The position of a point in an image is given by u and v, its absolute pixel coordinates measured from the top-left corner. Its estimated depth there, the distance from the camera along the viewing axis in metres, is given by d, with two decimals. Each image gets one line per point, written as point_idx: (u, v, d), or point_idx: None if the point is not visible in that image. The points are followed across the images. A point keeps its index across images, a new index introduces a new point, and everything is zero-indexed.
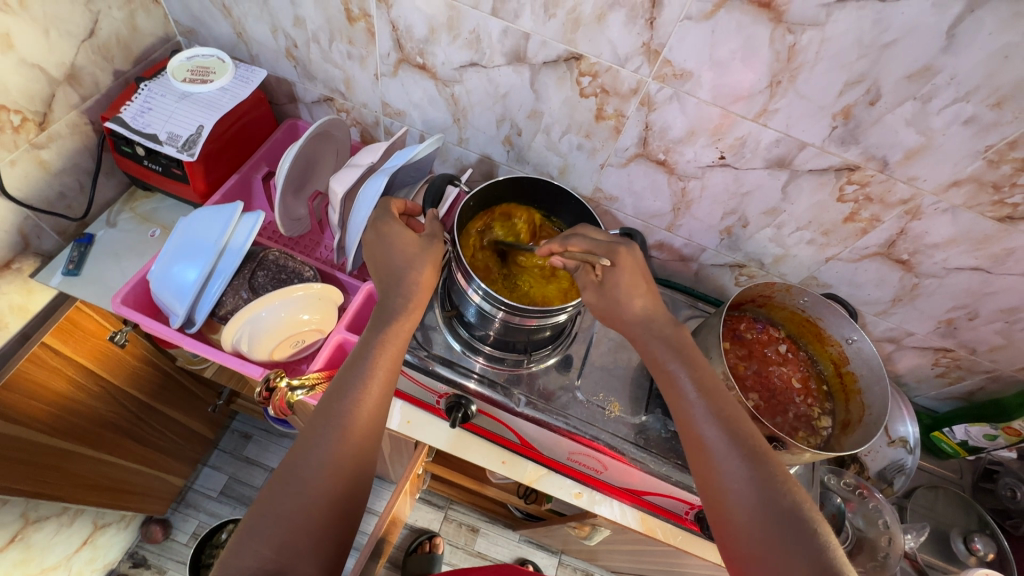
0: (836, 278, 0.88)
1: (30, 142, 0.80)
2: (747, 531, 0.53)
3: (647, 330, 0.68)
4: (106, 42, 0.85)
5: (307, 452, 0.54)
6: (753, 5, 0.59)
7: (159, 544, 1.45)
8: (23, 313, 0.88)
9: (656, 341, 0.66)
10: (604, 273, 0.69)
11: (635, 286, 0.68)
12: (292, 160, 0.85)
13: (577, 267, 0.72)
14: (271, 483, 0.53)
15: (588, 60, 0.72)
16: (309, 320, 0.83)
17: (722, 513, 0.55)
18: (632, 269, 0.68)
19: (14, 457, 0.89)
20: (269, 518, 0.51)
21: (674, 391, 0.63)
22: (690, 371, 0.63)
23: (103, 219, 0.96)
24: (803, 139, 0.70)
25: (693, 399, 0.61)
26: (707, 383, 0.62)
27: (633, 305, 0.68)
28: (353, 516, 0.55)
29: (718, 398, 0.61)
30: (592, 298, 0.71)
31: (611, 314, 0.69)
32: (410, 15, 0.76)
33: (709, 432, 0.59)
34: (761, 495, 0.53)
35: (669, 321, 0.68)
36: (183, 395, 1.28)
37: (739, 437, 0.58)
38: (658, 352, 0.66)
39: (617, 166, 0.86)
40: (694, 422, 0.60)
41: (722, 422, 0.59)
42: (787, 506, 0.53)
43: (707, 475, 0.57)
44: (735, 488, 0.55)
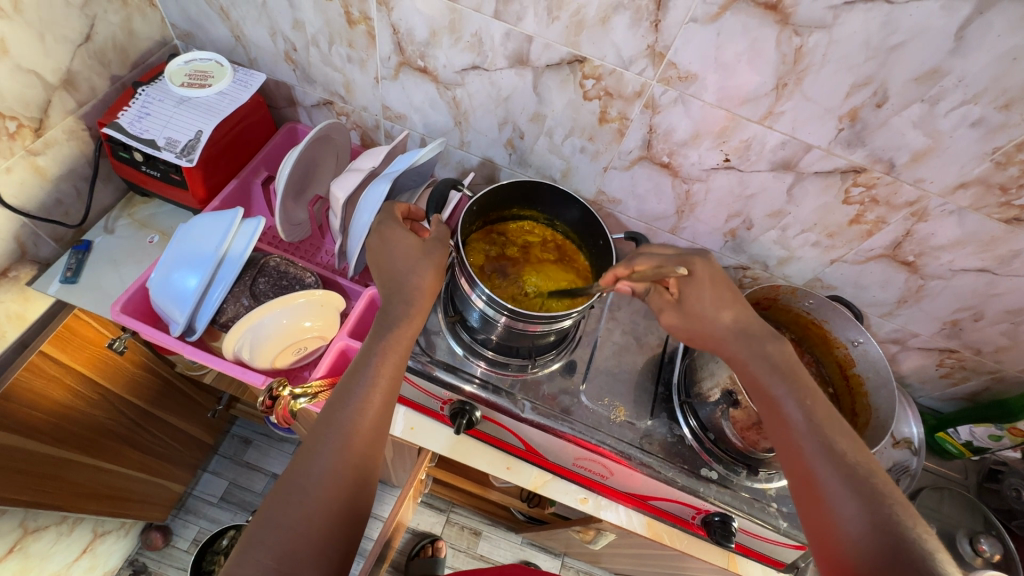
0: (840, 279, 0.88)
1: (26, 148, 0.79)
2: (855, 564, 0.50)
3: (743, 344, 0.68)
4: (102, 46, 0.83)
5: (310, 459, 0.53)
6: (760, 8, 0.59)
7: (159, 550, 1.44)
8: (21, 322, 0.87)
9: (755, 359, 0.66)
10: (679, 290, 0.72)
11: (717, 301, 0.70)
12: (293, 165, 0.85)
13: (650, 289, 0.75)
14: (272, 492, 0.52)
15: (592, 63, 0.71)
16: (312, 327, 0.82)
17: (829, 545, 0.53)
18: (710, 282, 0.70)
19: (14, 467, 0.88)
20: (271, 527, 0.49)
21: (776, 414, 0.62)
22: (794, 394, 0.62)
23: (100, 225, 0.95)
24: (808, 142, 0.69)
25: (796, 424, 0.60)
26: (813, 409, 0.60)
27: (720, 318, 0.70)
28: (357, 526, 0.53)
29: (824, 425, 0.59)
30: (672, 319, 0.73)
31: (696, 333, 0.71)
32: (411, 18, 0.75)
33: (814, 460, 0.57)
34: (871, 529, 0.50)
35: (767, 333, 0.68)
36: (182, 401, 1.27)
37: (848, 467, 0.55)
38: (759, 374, 0.65)
39: (620, 169, 0.85)
40: (797, 448, 0.58)
41: (830, 450, 0.57)
42: (904, 543, 0.49)
43: (814, 505, 0.55)
44: (843, 519, 0.52)
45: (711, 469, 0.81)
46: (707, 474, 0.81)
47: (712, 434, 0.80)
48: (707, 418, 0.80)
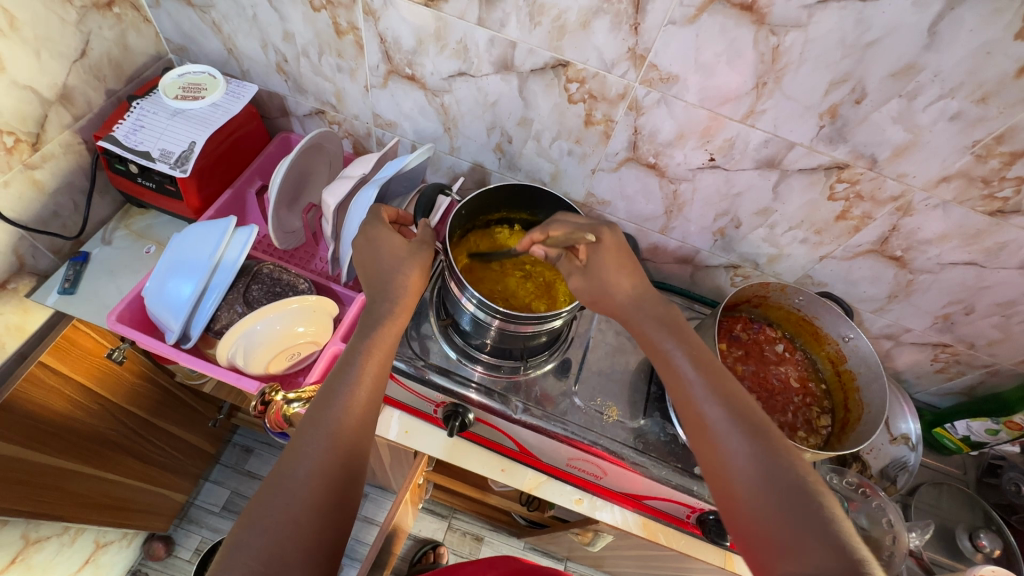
0: (830, 276, 0.88)
1: (24, 162, 0.80)
2: (752, 507, 0.50)
3: (639, 309, 0.67)
4: (98, 61, 0.85)
5: (296, 460, 0.54)
6: (736, 8, 0.60)
7: (162, 560, 1.45)
8: (20, 333, 0.89)
9: (646, 317, 0.66)
10: (587, 256, 0.69)
11: (618, 266, 0.68)
12: (285, 173, 0.86)
13: (559, 256, 0.71)
14: (259, 494, 0.52)
15: (575, 66, 0.72)
16: (305, 333, 0.82)
17: (728, 492, 0.52)
18: (614, 248, 0.68)
19: (16, 478, 0.90)
20: (257, 529, 0.50)
21: (669, 366, 0.61)
22: (683, 347, 0.62)
23: (98, 237, 0.97)
24: (791, 139, 0.70)
25: (690, 375, 0.59)
26: (703, 359, 0.60)
27: (619, 284, 0.67)
28: (344, 526, 0.54)
29: (715, 373, 0.59)
30: (579, 284, 0.69)
31: (600, 297, 0.68)
32: (398, 27, 0.76)
33: (708, 408, 0.56)
34: (766, 471, 0.51)
35: (660, 297, 0.68)
36: (183, 410, 1.28)
37: (740, 413, 0.55)
38: (649, 331, 0.65)
39: (608, 170, 0.86)
40: (693, 398, 0.58)
41: (720, 396, 0.57)
42: (794, 480, 0.50)
43: (710, 454, 0.55)
44: (738, 463, 0.52)
45: None
46: (701, 473, 0.81)
47: None
48: None
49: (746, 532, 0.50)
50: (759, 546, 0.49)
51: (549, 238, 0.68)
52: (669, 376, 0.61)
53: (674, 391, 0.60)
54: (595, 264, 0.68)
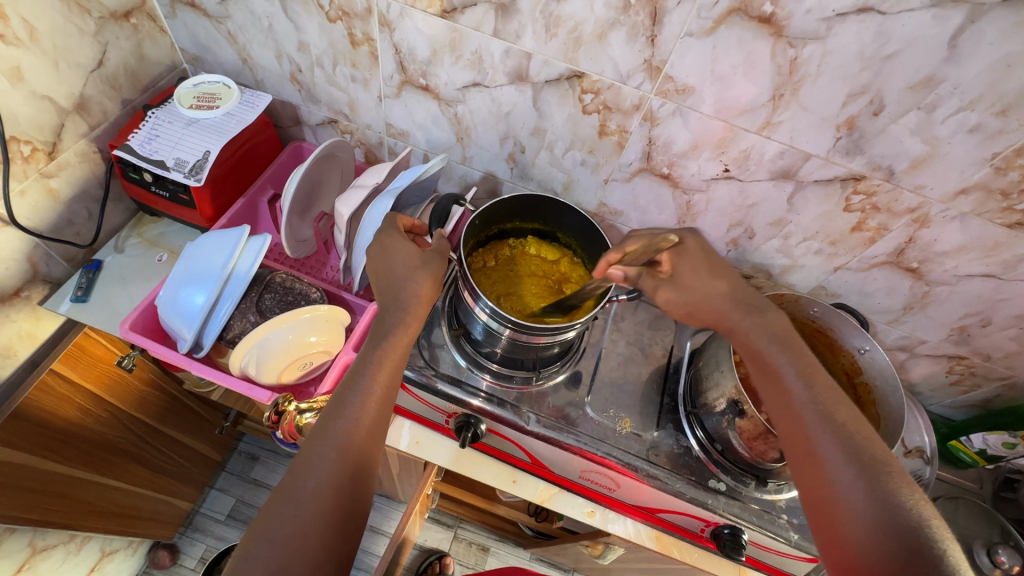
0: (844, 287, 0.87)
1: (40, 171, 0.81)
2: (859, 541, 0.48)
3: (747, 317, 0.66)
4: (114, 71, 0.86)
5: (305, 470, 0.53)
6: (754, 21, 0.60)
7: (166, 569, 1.44)
8: (31, 340, 0.89)
9: (759, 331, 0.64)
10: (673, 267, 0.72)
11: (711, 271, 0.70)
12: (298, 182, 0.86)
13: (641, 272, 0.72)
14: (267, 504, 0.52)
15: (590, 77, 0.72)
16: (317, 342, 0.82)
17: (829, 517, 0.50)
18: (701, 254, 0.71)
19: (25, 486, 0.89)
20: (265, 541, 0.49)
21: (777, 382, 0.60)
22: (796, 365, 0.60)
23: (111, 244, 0.97)
24: (807, 151, 0.70)
25: (798, 396, 0.57)
26: (817, 380, 0.58)
27: (717, 290, 0.69)
28: (351, 539, 0.53)
29: (830, 398, 0.56)
30: (669, 294, 0.70)
31: (696, 305, 0.69)
32: (413, 38, 0.77)
33: (817, 433, 0.54)
34: (878, 505, 0.48)
35: (767, 304, 0.67)
36: (190, 417, 1.28)
37: (853, 442, 0.53)
38: (759, 344, 0.63)
39: (621, 180, 0.86)
40: (801, 420, 0.56)
41: (833, 424, 0.54)
42: (911, 520, 0.47)
43: (815, 479, 0.53)
44: (846, 494, 0.50)
45: (719, 480, 0.81)
46: (715, 486, 0.80)
47: (719, 444, 0.80)
48: (714, 429, 0.80)
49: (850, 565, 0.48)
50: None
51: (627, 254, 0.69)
52: (777, 396, 0.59)
53: (780, 411, 0.58)
54: (683, 271, 0.71)
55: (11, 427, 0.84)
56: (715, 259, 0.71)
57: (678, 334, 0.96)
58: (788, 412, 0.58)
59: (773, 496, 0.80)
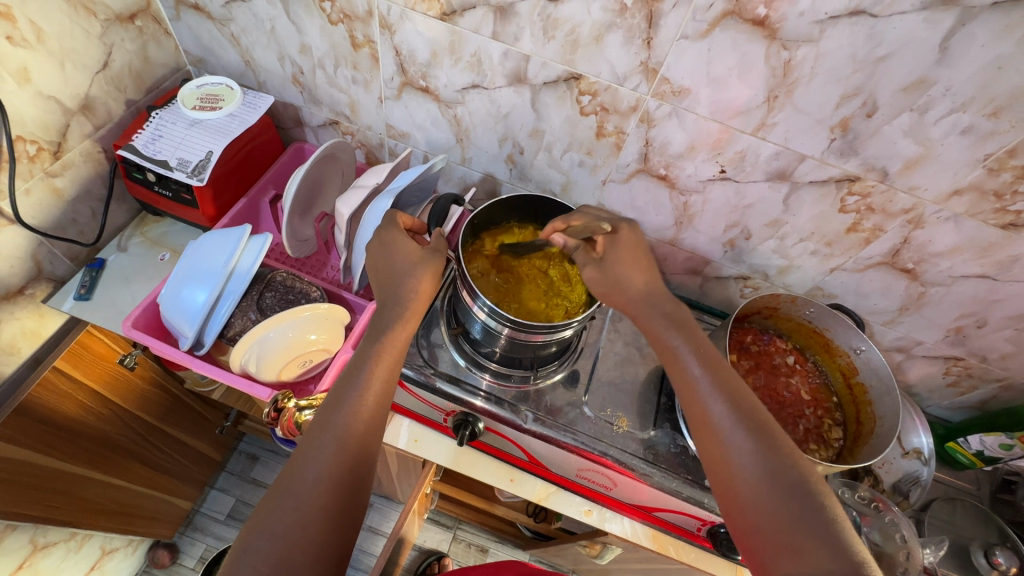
0: (841, 288, 0.88)
1: (45, 170, 0.82)
2: (753, 505, 0.51)
3: (649, 305, 0.67)
4: (119, 73, 0.87)
5: (304, 464, 0.54)
6: (748, 24, 0.61)
7: (166, 568, 1.44)
8: (34, 338, 0.90)
9: (656, 314, 0.66)
10: (604, 250, 0.71)
11: (634, 262, 0.70)
12: (299, 183, 0.87)
13: (577, 247, 0.71)
14: (267, 497, 0.52)
15: (587, 79, 0.73)
16: (316, 340, 0.83)
17: (728, 487, 0.53)
18: (630, 244, 0.71)
19: (27, 483, 0.90)
20: (265, 534, 0.50)
21: (675, 362, 0.62)
22: (690, 345, 0.62)
23: (114, 244, 0.98)
24: (802, 152, 0.71)
25: (697, 373, 0.60)
26: (709, 357, 0.61)
27: (631, 278, 0.69)
28: (350, 533, 0.54)
29: (721, 373, 0.60)
30: (592, 274, 0.69)
31: (614, 288, 0.68)
32: (413, 40, 0.78)
33: (715, 407, 0.57)
34: (771, 470, 0.52)
35: (667, 295, 0.68)
36: (191, 416, 1.28)
37: (747, 413, 0.56)
38: (656, 324, 0.65)
39: (619, 181, 0.87)
40: (699, 396, 0.58)
41: (728, 398, 0.57)
42: (797, 481, 0.51)
43: (716, 451, 0.55)
44: (743, 462, 0.53)
45: None
46: None
47: None
48: None
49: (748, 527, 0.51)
50: (758, 541, 0.50)
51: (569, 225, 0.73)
52: (676, 373, 0.62)
53: (680, 387, 0.60)
54: (610, 257, 0.70)
55: (14, 423, 0.85)
56: (642, 252, 0.72)
57: None
58: (688, 390, 0.60)
59: None
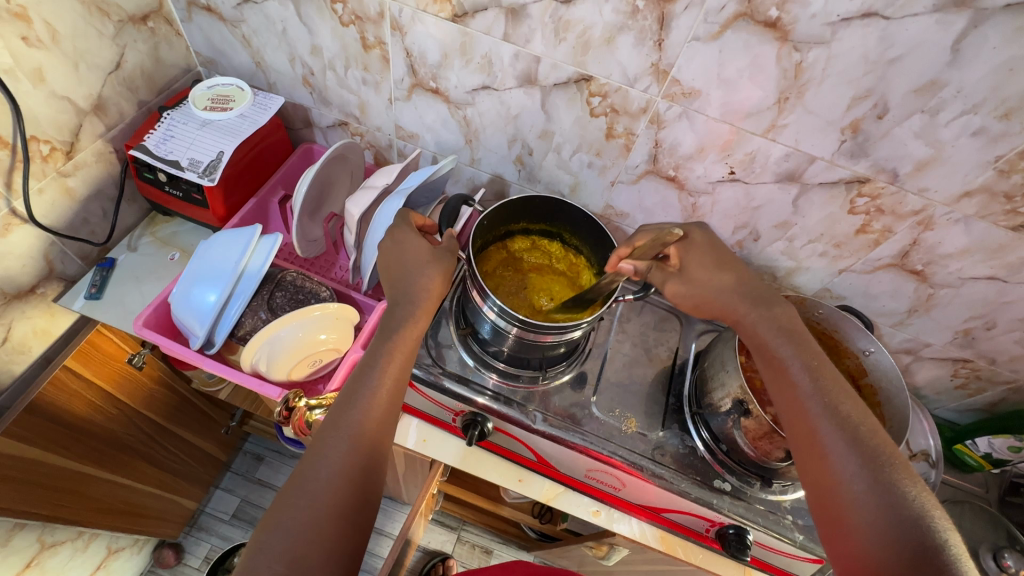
0: (849, 290, 0.88)
1: (58, 170, 0.82)
2: (857, 525, 0.51)
3: (757, 314, 0.70)
4: (131, 73, 0.88)
5: (318, 462, 0.54)
6: (760, 26, 0.61)
7: (171, 568, 1.44)
8: (45, 337, 0.91)
9: (769, 327, 0.67)
10: (680, 260, 0.77)
11: (715, 266, 0.75)
12: (309, 183, 0.88)
13: (653, 266, 0.79)
14: (281, 495, 0.53)
15: (598, 81, 0.74)
16: (327, 340, 0.83)
17: (832, 504, 0.54)
18: (705, 246, 0.76)
19: (36, 481, 0.91)
20: (279, 531, 0.50)
21: (783, 375, 0.63)
22: (802, 360, 0.63)
23: (124, 243, 0.98)
24: (812, 154, 0.71)
25: (806, 389, 0.61)
26: (823, 375, 0.61)
27: (718, 282, 0.74)
28: (364, 530, 0.54)
29: (832, 392, 0.60)
30: (678, 288, 0.77)
31: (703, 298, 0.75)
32: (424, 42, 0.78)
33: (823, 425, 0.58)
34: (878, 491, 0.52)
35: (771, 292, 0.72)
36: (197, 417, 1.29)
37: (856, 434, 0.56)
38: (768, 338, 0.67)
39: (628, 183, 0.87)
40: (807, 412, 0.59)
41: (838, 418, 0.58)
42: (908, 509, 0.50)
43: (821, 468, 0.56)
44: (851, 483, 0.53)
45: (724, 481, 0.81)
46: (720, 486, 0.80)
47: (724, 445, 0.80)
48: (721, 430, 0.79)
49: (848, 548, 0.51)
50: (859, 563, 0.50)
51: (636, 248, 0.74)
52: (784, 388, 0.63)
53: (787, 402, 0.62)
54: (689, 266, 0.77)
55: (24, 422, 0.86)
56: (717, 246, 0.77)
57: (683, 335, 0.97)
58: (793, 406, 0.61)
59: (778, 497, 0.80)
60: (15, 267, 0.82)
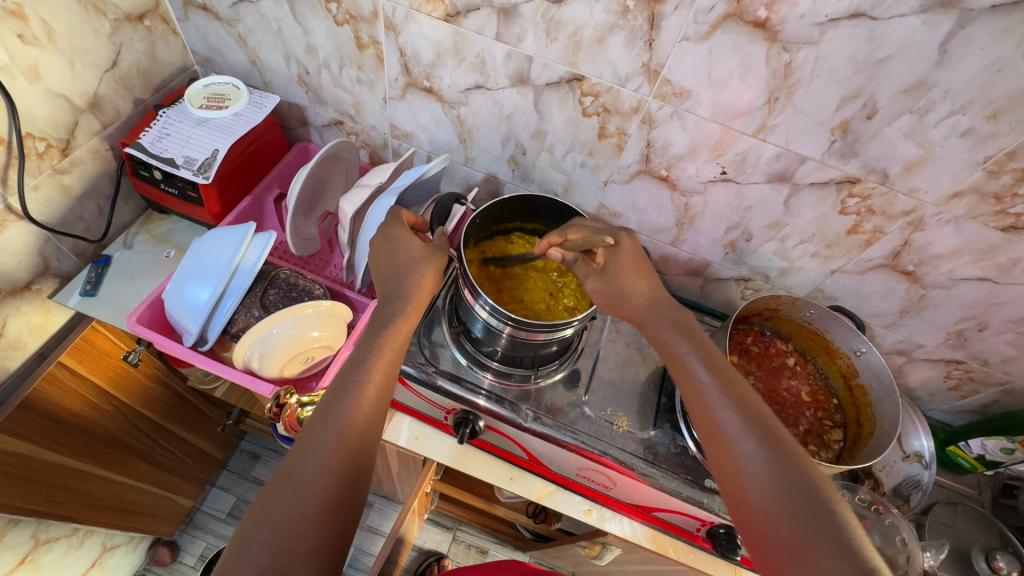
0: (841, 290, 0.88)
1: (53, 167, 0.83)
2: (764, 513, 0.49)
3: (655, 312, 0.67)
4: (127, 72, 0.88)
5: (305, 457, 0.54)
6: (749, 26, 0.61)
7: (166, 566, 1.45)
8: (41, 333, 0.91)
9: (666, 323, 0.65)
10: (605, 259, 0.70)
11: (637, 270, 0.69)
12: (303, 182, 0.88)
13: (576, 259, 0.71)
14: (268, 489, 0.53)
15: (589, 81, 0.74)
16: (319, 337, 0.83)
17: (739, 496, 0.51)
18: (631, 252, 0.70)
19: (28, 476, 0.91)
20: (266, 524, 0.50)
21: (682, 367, 0.61)
22: (698, 351, 0.61)
23: (120, 241, 0.99)
24: (802, 154, 0.71)
25: (704, 378, 0.58)
26: (717, 364, 0.60)
27: (636, 289, 0.68)
28: (350, 525, 0.54)
29: (730, 380, 0.58)
30: (596, 286, 0.69)
31: (618, 299, 0.68)
32: (418, 41, 0.79)
33: (723, 412, 0.55)
34: (780, 476, 0.49)
35: (674, 305, 0.68)
36: (193, 414, 1.29)
37: (755, 419, 0.54)
38: (664, 333, 0.64)
39: (620, 182, 0.87)
40: (707, 400, 0.57)
41: (736, 404, 0.55)
42: (809, 487, 0.49)
43: (724, 459, 0.53)
44: (752, 469, 0.51)
45: (715, 480, 0.81)
46: (712, 486, 0.80)
47: None
48: None
49: (759, 538, 0.48)
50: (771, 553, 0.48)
51: (568, 239, 0.70)
52: (685, 380, 0.60)
53: (689, 394, 0.59)
54: (612, 267, 0.69)
55: (18, 417, 0.86)
56: (642, 259, 0.70)
57: None
58: (694, 395, 0.58)
59: None
60: (10, 263, 0.82)
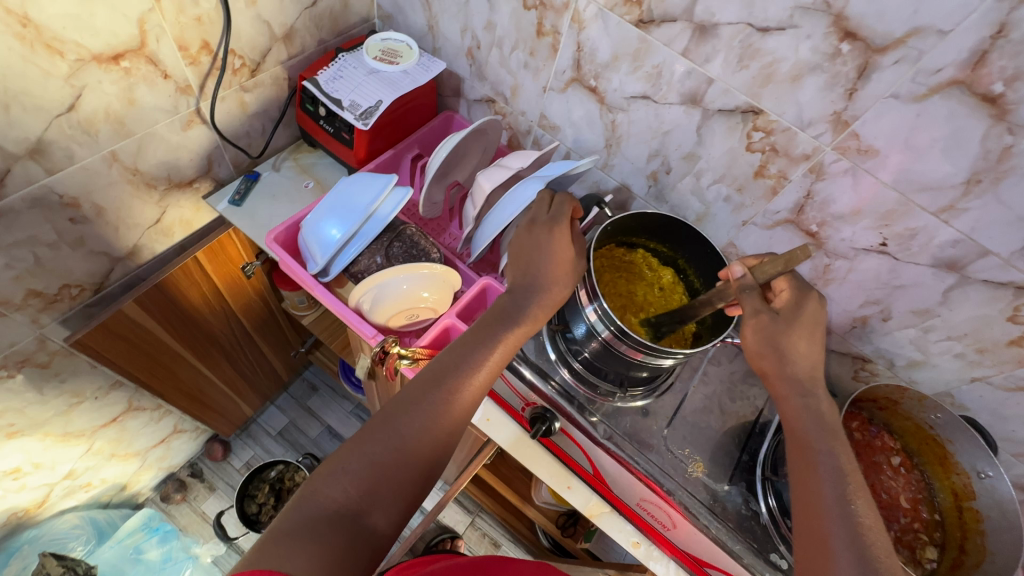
0: (976, 402, 0.79)
1: (241, 84, 0.91)
2: None
3: (803, 395, 0.63)
4: (322, 12, 0.95)
5: (413, 412, 0.58)
6: (975, 98, 0.56)
7: (216, 462, 1.58)
8: (187, 227, 1.01)
9: (806, 414, 0.62)
10: (785, 307, 0.66)
11: (807, 337, 0.65)
12: (449, 149, 0.90)
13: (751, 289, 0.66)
14: (371, 428, 0.56)
15: (767, 116, 0.71)
16: (427, 298, 0.86)
17: None
18: (811, 324, 0.65)
19: (143, 349, 1.03)
20: (362, 459, 0.54)
21: (807, 462, 0.59)
22: (834, 454, 0.58)
23: (271, 162, 1.07)
24: (986, 247, 0.65)
25: (827, 484, 0.56)
26: (850, 478, 0.56)
27: (795, 349, 0.64)
28: (429, 485, 0.59)
29: (857, 497, 0.55)
30: (764, 323, 0.64)
31: (774, 348, 0.64)
32: (599, 40, 0.79)
33: (833, 523, 0.53)
34: None
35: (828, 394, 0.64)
36: (278, 335, 1.39)
37: (868, 544, 0.51)
38: (801, 425, 0.61)
39: (761, 226, 0.83)
40: (819, 507, 0.55)
41: (854, 524, 0.53)
42: None
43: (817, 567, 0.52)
44: None
45: (782, 558, 0.75)
46: (776, 562, 0.75)
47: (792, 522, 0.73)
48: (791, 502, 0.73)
49: None
50: None
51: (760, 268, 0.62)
52: (803, 476, 0.58)
53: (802, 494, 0.57)
54: (787, 319, 0.65)
55: (153, 296, 0.96)
56: (818, 324, 0.66)
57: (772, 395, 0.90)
58: (808, 496, 0.57)
59: None
60: (184, 159, 0.91)
